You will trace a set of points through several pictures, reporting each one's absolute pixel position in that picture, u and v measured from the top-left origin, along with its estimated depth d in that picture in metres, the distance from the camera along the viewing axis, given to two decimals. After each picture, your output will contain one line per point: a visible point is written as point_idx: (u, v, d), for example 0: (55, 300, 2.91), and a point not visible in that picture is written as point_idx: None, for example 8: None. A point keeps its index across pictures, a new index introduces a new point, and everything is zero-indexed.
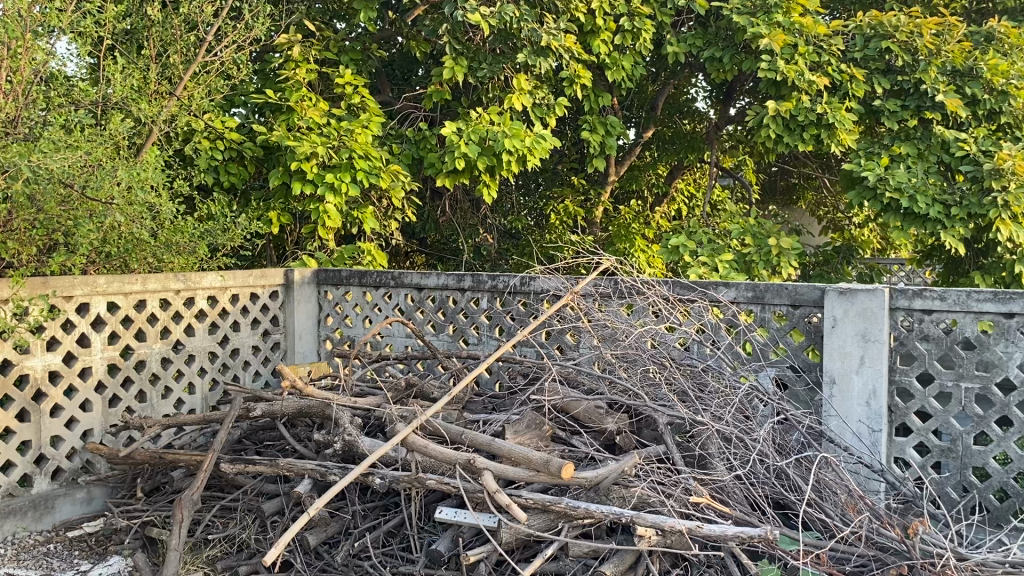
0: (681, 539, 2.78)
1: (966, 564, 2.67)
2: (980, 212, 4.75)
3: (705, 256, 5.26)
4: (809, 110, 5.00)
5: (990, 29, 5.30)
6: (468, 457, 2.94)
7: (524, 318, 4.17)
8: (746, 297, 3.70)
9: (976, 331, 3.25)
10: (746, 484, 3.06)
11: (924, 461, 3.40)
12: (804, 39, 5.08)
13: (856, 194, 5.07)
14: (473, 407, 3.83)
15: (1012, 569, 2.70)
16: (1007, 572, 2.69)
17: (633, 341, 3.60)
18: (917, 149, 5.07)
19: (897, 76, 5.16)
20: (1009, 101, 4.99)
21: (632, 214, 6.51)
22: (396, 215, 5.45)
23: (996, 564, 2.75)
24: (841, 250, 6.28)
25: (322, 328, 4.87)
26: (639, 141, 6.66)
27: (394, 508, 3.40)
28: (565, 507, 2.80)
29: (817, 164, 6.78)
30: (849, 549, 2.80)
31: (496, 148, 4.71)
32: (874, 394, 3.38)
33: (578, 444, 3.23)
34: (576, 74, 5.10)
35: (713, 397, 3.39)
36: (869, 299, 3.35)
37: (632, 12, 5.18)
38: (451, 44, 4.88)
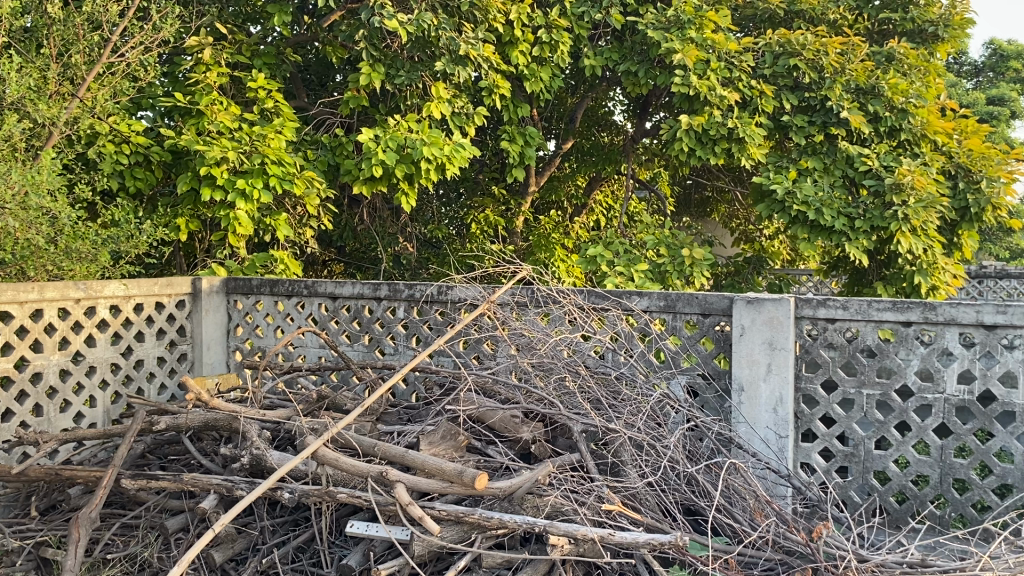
0: (594, 547, 2.76)
1: (867, 565, 2.72)
2: (883, 225, 4.91)
3: (621, 266, 5.30)
4: (720, 124, 5.10)
5: (890, 50, 5.53)
6: (380, 469, 2.86)
7: (441, 327, 4.13)
8: (659, 306, 3.73)
9: (877, 339, 3.36)
10: (658, 491, 3.07)
11: (829, 466, 3.48)
12: (716, 54, 5.19)
13: (765, 207, 5.19)
14: (388, 418, 3.78)
15: (911, 569, 2.77)
16: (906, 572, 2.75)
17: (549, 350, 3.57)
18: (823, 164, 5.23)
19: (805, 93, 5.30)
20: (909, 119, 5.20)
21: (551, 224, 6.53)
22: (311, 223, 5.33)
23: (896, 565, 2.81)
24: (751, 261, 6.43)
25: (232, 338, 4.72)
26: (559, 152, 6.68)
27: (305, 522, 3.31)
28: (479, 518, 2.76)
29: (730, 178, 6.95)
30: (756, 554, 2.85)
31: (414, 156, 4.63)
32: (780, 401, 3.45)
33: (494, 454, 3.21)
34: (495, 84, 5.06)
35: (625, 405, 3.40)
36: (775, 308, 3.41)
37: (550, 24, 5.20)
38: (368, 50, 4.81)
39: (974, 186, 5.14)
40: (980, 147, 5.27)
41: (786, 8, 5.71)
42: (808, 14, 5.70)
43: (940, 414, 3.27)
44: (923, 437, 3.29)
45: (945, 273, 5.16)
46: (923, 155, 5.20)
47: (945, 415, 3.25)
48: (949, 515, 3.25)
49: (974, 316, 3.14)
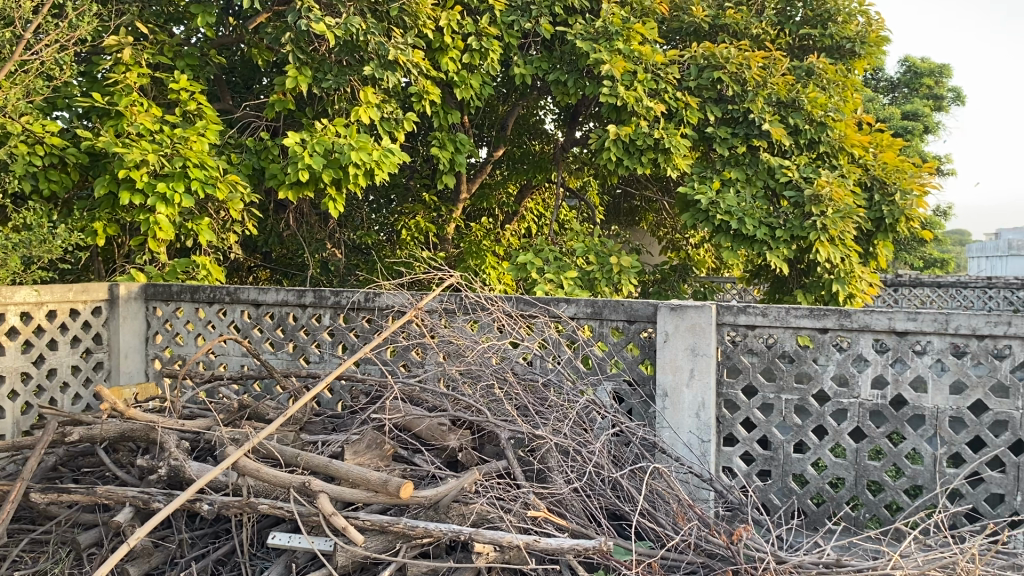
0: (519, 554, 2.77)
1: (785, 566, 2.77)
2: (802, 235, 5.05)
3: (551, 273, 5.32)
4: (646, 135, 5.17)
5: (810, 65, 5.72)
6: (303, 480, 2.81)
7: (368, 335, 4.08)
8: (586, 313, 3.76)
9: (795, 345, 3.45)
10: (583, 497, 3.09)
11: (750, 470, 3.56)
12: (642, 66, 5.27)
13: (690, 216, 5.28)
14: (312, 428, 3.72)
15: (826, 569, 2.84)
16: (822, 572, 2.82)
17: (477, 357, 3.55)
18: (745, 175, 5.35)
19: (728, 105, 5.43)
20: (827, 132, 5.39)
21: (482, 231, 6.52)
22: (235, 228, 5.21)
23: (812, 566, 2.87)
24: (678, 269, 6.55)
25: (151, 346, 4.58)
26: (490, 159, 6.69)
27: (225, 535, 3.22)
28: (404, 527, 2.74)
29: (657, 187, 7.05)
30: (678, 557, 2.89)
31: (342, 161, 4.56)
32: (702, 406, 3.51)
33: (420, 463, 3.19)
34: (425, 89, 5.04)
35: (552, 411, 3.41)
36: (698, 314, 3.48)
37: (480, 32, 5.19)
38: (295, 53, 4.73)
39: (889, 198, 5.32)
40: (894, 161, 5.47)
41: (711, 22, 5.84)
42: (732, 29, 5.83)
43: (854, 418, 3.37)
44: (838, 440, 3.39)
45: (861, 282, 5.33)
46: (840, 167, 5.37)
47: (860, 419, 3.36)
48: (863, 515, 3.35)
49: (887, 323, 3.26)
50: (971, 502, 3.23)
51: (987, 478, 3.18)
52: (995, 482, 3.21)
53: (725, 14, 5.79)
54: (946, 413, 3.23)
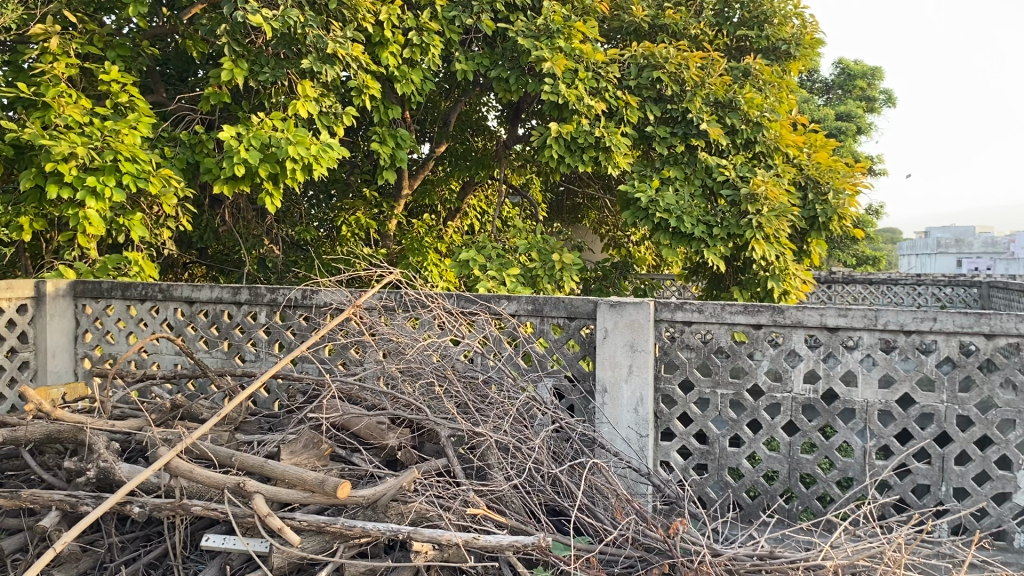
0: (458, 552, 2.75)
1: (720, 559, 2.80)
2: (739, 233, 5.14)
3: (493, 270, 5.29)
4: (587, 133, 5.19)
5: (746, 66, 5.83)
6: (237, 480, 2.74)
7: (305, 333, 4.03)
8: (527, 310, 3.76)
9: (730, 341, 3.50)
10: (523, 493, 3.09)
11: (687, 464, 3.61)
12: (583, 64, 5.29)
13: (630, 215, 5.31)
14: (248, 428, 3.65)
15: (760, 560, 2.87)
16: (756, 563, 2.86)
17: (417, 355, 3.52)
18: (683, 174, 5.41)
19: (667, 105, 5.50)
20: (763, 132, 5.50)
21: (424, 227, 6.47)
22: (169, 223, 5.08)
23: (747, 558, 2.90)
24: (619, 266, 6.60)
25: (80, 345, 4.44)
26: (432, 155, 6.65)
27: (157, 537, 3.14)
28: (341, 527, 2.70)
29: (599, 185, 7.09)
30: (617, 552, 2.91)
31: (279, 156, 4.45)
32: (641, 401, 3.54)
33: (359, 462, 3.15)
34: (365, 84, 4.94)
35: (491, 408, 3.41)
36: (636, 311, 3.51)
37: (421, 27, 5.15)
38: (230, 45, 4.61)
39: (822, 197, 5.44)
40: (827, 161, 5.60)
41: (651, 22, 5.89)
42: (671, 29, 5.88)
43: (787, 412, 3.44)
44: (772, 434, 3.45)
45: (795, 280, 5.45)
46: (775, 166, 5.48)
47: (793, 413, 3.42)
48: (797, 507, 3.43)
49: (818, 319, 3.32)
50: (899, 492, 3.32)
51: (914, 469, 3.28)
52: (921, 473, 3.31)
53: (664, 14, 5.84)
54: (875, 406, 3.32)
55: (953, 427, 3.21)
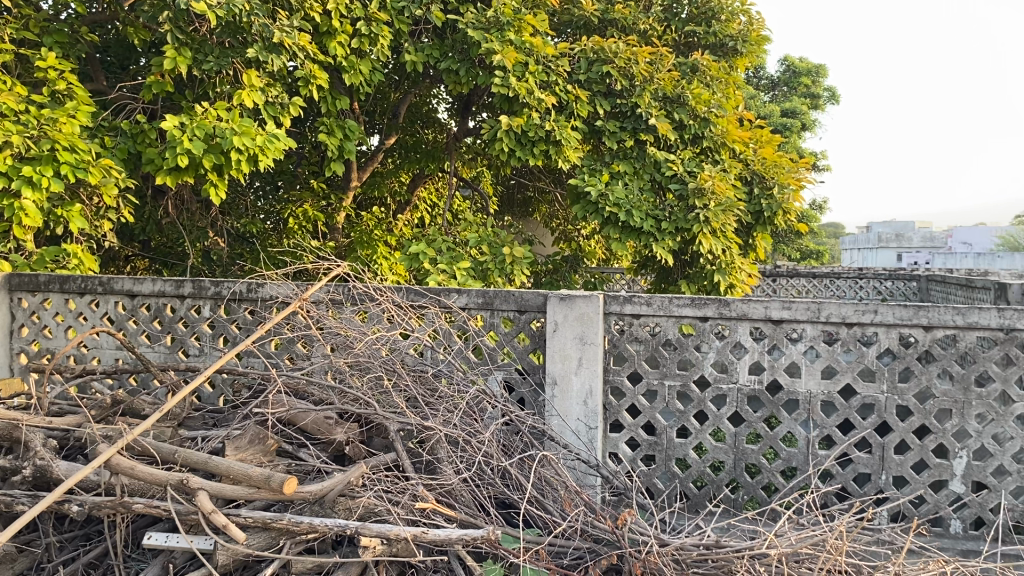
0: (407, 546, 2.74)
1: (668, 549, 2.82)
2: (686, 227, 5.18)
3: (443, 264, 5.25)
4: (538, 126, 5.18)
5: (694, 62, 5.90)
6: (180, 477, 2.67)
7: (251, 327, 3.96)
8: (477, 303, 3.75)
9: (677, 333, 3.53)
10: (473, 486, 3.08)
11: (635, 455, 3.64)
12: (533, 57, 5.27)
13: (580, 209, 5.32)
14: (191, 423, 3.58)
15: (707, 550, 2.90)
16: (703, 552, 2.88)
17: (366, 349, 3.47)
18: (633, 168, 5.45)
19: (617, 99, 5.52)
20: (710, 127, 5.55)
21: (373, 220, 6.41)
22: (109, 215, 4.95)
23: (694, 547, 2.92)
24: (569, 260, 6.61)
25: (16, 340, 4.30)
26: (381, 147, 6.57)
27: (97, 536, 3.06)
28: (287, 523, 2.65)
29: (550, 179, 7.08)
30: (566, 544, 2.92)
31: (223, 146, 4.35)
32: (590, 394, 3.56)
33: (306, 458, 3.10)
34: (312, 74, 4.87)
35: (441, 402, 3.39)
36: (586, 304, 3.51)
37: (369, 17, 5.07)
38: (173, 33, 4.48)
39: (767, 192, 5.52)
40: (772, 156, 5.68)
41: (600, 16, 5.91)
42: (621, 23, 5.90)
43: (733, 403, 3.48)
44: (718, 424, 3.49)
45: (741, 273, 5.53)
46: (723, 161, 5.54)
47: (738, 404, 3.47)
48: (742, 497, 3.48)
49: (763, 312, 3.37)
50: (840, 481, 3.39)
51: (855, 459, 3.35)
52: (862, 462, 3.38)
53: (614, 8, 5.86)
54: (818, 397, 3.38)
55: (893, 417, 3.28)
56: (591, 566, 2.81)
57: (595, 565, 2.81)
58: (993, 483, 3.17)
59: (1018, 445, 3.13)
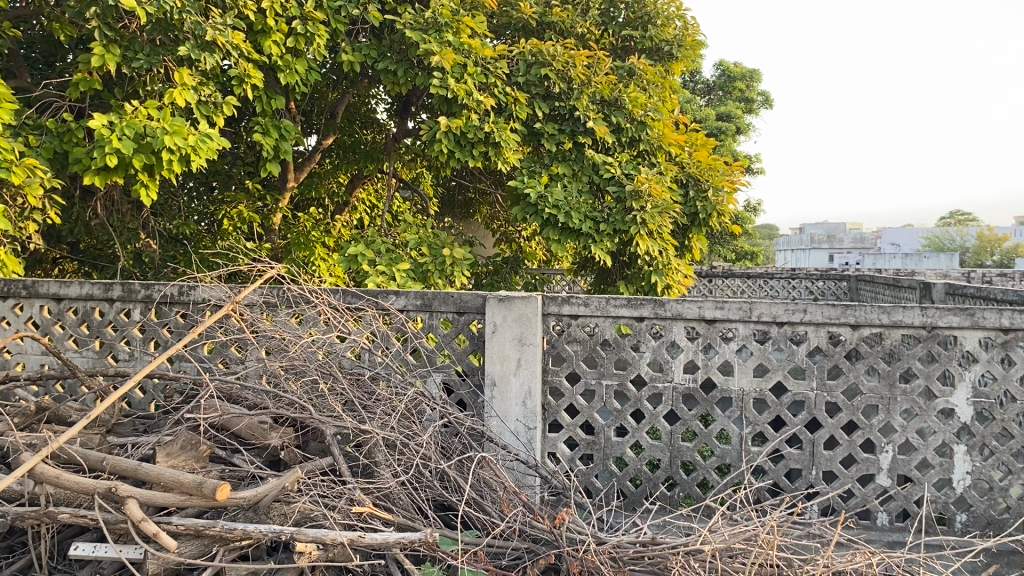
0: (344, 550, 2.72)
1: (604, 547, 2.84)
2: (624, 229, 5.24)
3: (382, 265, 5.21)
4: (477, 128, 5.18)
5: (631, 66, 5.98)
6: (108, 485, 2.58)
7: (183, 331, 3.88)
8: (415, 305, 3.73)
9: (614, 333, 3.57)
10: (411, 489, 3.07)
11: (573, 455, 3.67)
12: (472, 59, 5.26)
13: (519, 210, 5.34)
14: (121, 429, 3.49)
15: (643, 547, 2.93)
16: (639, 550, 2.92)
17: (301, 352, 3.43)
18: (571, 170, 5.49)
19: (555, 102, 5.55)
20: (646, 131, 5.63)
21: (310, 221, 6.33)
22: (34, 216, 4.78)
23: (631, 545, 2.95)
24: (509, 261, 6.62)
25: None
26: (319, 148, 6.50)
27: (21, 548, 2.96)
28: (221, 530, 2.60)
29: (491, 181, 7.08)
30: (504, 544, 2.94)
31: (154, 146, 4.24)
32: (529, 394, 3.57)
33: (240, 463, 3.06)
34: (246, 73, 4.79)
35: (378, 405, 3.37)
36: (524, 305, 3.53)
37: (306, 16, 4.99)
38: (101, 29, 4.33)
39: (702, 195, 5.63)
40: (707, 160, 5.79)
41: (538, 19, 5.94)
42: (558, 26, 5.95)
43: (669, 402, 3.54)
44: (654, 423, 3.55)
45: (677, 274, 5.62)
46: (659, 164, 5.63)
47: (673, 402, 3.53)
48: (677, 494, 3.54)
49: (697, 311, 3.43)
50: (772, 477, 3.47)
51: (787, 455, 3.43)
52: (793, 458, 3.46)
53: (551, 12, 5.89)
54: (750, 395, 3.46)
55: (822, 413, 3.37)
56: (529, 566, 2.83)
57: (533, 565, 2.83)
58: (917, 476, 3.28)
59: (940, 439, 3.25)
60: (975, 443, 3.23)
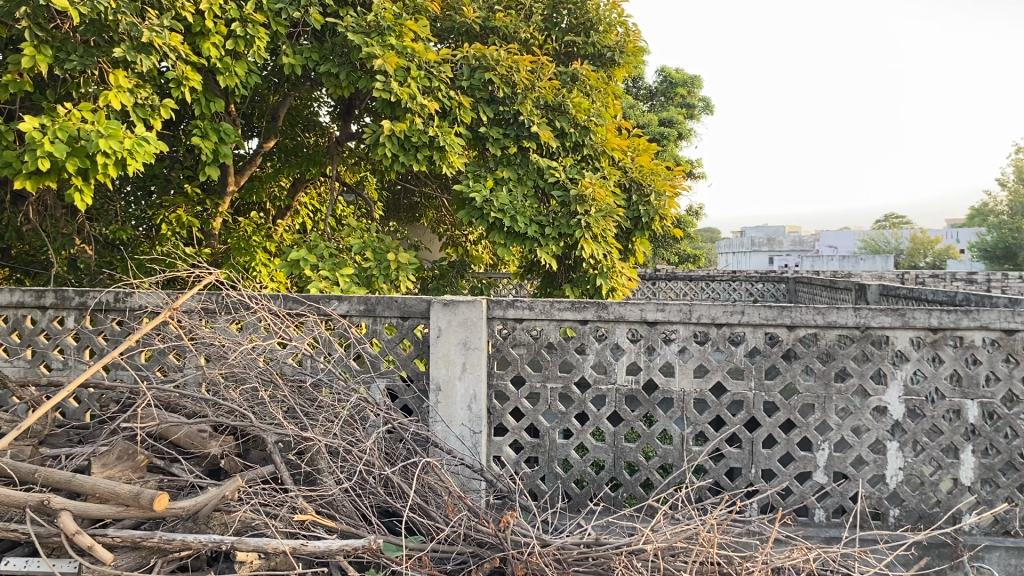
0: (286, 559, 2.70)
1: (549, 549, 2.87)
2: (569, 233, 5.29)
3: (325, 270, 5.16)
4: (421, 132, 5.17)
5: (574, 71, 6.03)
6: (41, 498, 2.51)
7: (119, 338, 3.80)
8: (359, 310, 3.71)
9: (558, 337, 3.60)
10: (354, 496, 3.06)
11: (518, 458, 3.69)
12: (415, 63, 5.24)
13: (465, 214, 5.34)
14: (54, 441, 3.40)
15: (587, 548, 2.96)
16: (584, 551, 2.94)
17: (241, 359, 3.38)
18: (517, 175, 5.50)
19: (499, 106, 5.57)
20: (590, 136, 5.71)
21: (252, 226, 6.24)
22: None
23: (575, 546, 2.98)
24: (455, 265, 6.62)
25: None
26: (260, 151, 6.41)
27: None
28: (159, 541, 2.55)
29: (436, 185, 7.07)
30: (449, 549, 2.94)
31: (88, 149, 4.14)
32: (474, 398, 3.58)
33: (179, 473, 3.01)
34: (185, 76, 4.71)
35: (321, 412, 3.34)
36: (469, 309, 3.55)
37: (245, 18, 4.92)
38: (31, 29, 4.19)
39: (645, 199, 5.72)
40: (649, 164, 5.88)
41: (482, 24, 5.94)
42: (502, 32, 5.97)
43: (612, 403, 3.58)
44: (598, 425, 3.59)
45: (621, 276, 5.69)
46: (602, 169, 5.70)
47: (617, 404, 3.57)
48: (621, 495, 3.59)
49: (639, 314, 3.47)
50: (713, 476, 3.53)
51: (727, 453, 3.50)
52: (734, 457, 3.53)
53: (494, 17, 5.90)
54: (691, 395, 3.52)
55: (761, 413, 3.45)
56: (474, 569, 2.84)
57: (478, 568, 2.84)
58: (852, 473, 3.38)
59: (873, 436, 3.35)
60: (906, 439, 3.34)
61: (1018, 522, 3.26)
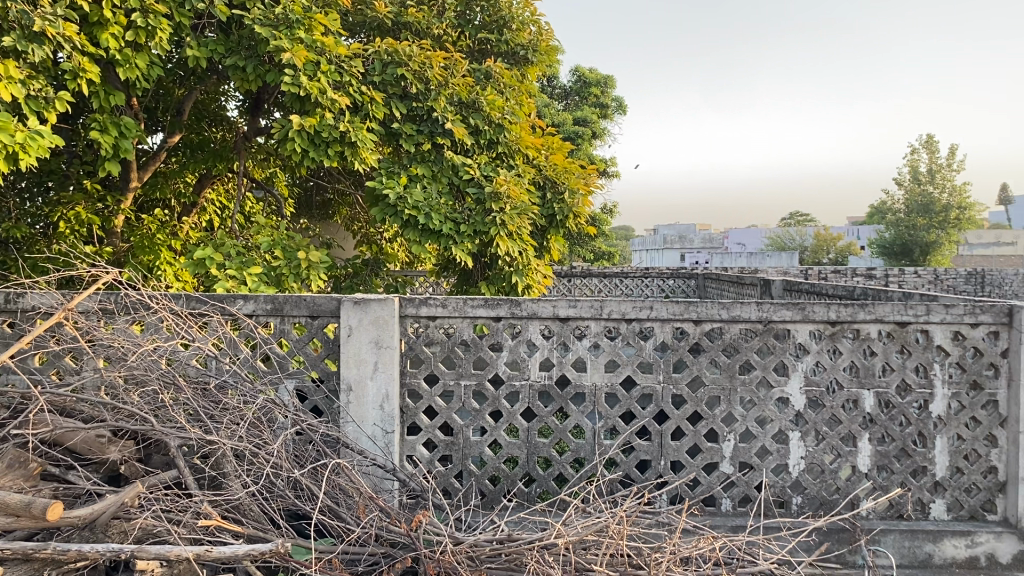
0: (190, 566, 2.61)
1: (462, 547, 2.85)
2: (484, 230, 5.28)
3: (233, 269, 5.02)
4: (332, 127, 5.06)
5: (488, 68, 6.02)
6: None
7: (9, 341, 3.62)
8: (265, 309, 3.61)
9: (471, 334, 3.59)
10: (261, 499, 2.98)
11: (432, 457, 3.66)
12: (325, 57, 5.13)
13: (379, 211, 5.26)
14: None
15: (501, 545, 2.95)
16: (497, 548, 2.93)
17: (142, 361, 3.25)
18: (430, 171, 5.47)
19: (412, 102, 5.52)
20: (504, 133, 5.73)
21: (155, 223, 6.01)
22: None
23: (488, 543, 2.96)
24: (369, 263, 6.53)
25: None
26: (164, 146, 6.19)
27: None
28: (52, 552, 2.43)
29: (350, 181, 6.96)
30: (359, 551, 2.89)
31: None
32: (386, 397, 3.54)
33: (75, 481, 2.89)
34: (81, 67, 4.50)
35: (226, 414, 3.24)
36: (381, 307, 3.50)
37: (146, 8, 4.72)
38: None
39: (559, 198, 5.81)
40: (563, 162, 5.94)
41: (394, 19, 5.85)
42: (414, 27, 5.91)
43: (525, 399, 3.59)
44: (512, 421, 3.59)
45: (536, 274, 5.79)
46: (516, 166, 5.74)
47: (530, 400, 3.58)
48: (534, 490, 3.60)
49: (551, 310, 3.49)
50: (625, 469, 3.58)
51: (638, 446, 3.55)
52: (644, 450, 3.59)
53: (406, 12, 5.83)
54: (602, 390, 3.56)
55: (669, 406, 3.51)
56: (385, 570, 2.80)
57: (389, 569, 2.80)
58: (757, 463, 3.47)
59: (777, 426, 3.45)
60: (808, 429, 3.45)
61: (911, 505, 3.40)
